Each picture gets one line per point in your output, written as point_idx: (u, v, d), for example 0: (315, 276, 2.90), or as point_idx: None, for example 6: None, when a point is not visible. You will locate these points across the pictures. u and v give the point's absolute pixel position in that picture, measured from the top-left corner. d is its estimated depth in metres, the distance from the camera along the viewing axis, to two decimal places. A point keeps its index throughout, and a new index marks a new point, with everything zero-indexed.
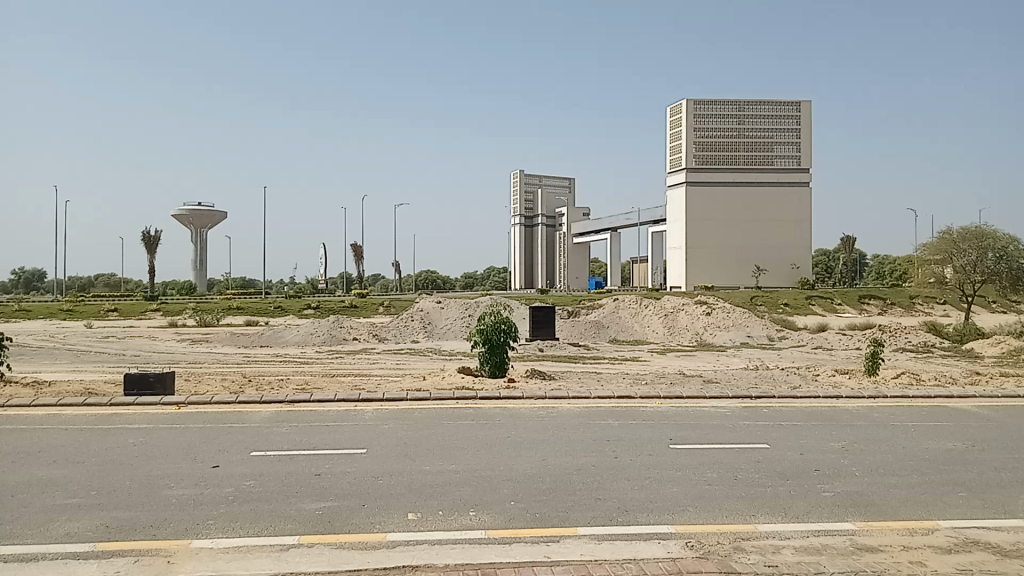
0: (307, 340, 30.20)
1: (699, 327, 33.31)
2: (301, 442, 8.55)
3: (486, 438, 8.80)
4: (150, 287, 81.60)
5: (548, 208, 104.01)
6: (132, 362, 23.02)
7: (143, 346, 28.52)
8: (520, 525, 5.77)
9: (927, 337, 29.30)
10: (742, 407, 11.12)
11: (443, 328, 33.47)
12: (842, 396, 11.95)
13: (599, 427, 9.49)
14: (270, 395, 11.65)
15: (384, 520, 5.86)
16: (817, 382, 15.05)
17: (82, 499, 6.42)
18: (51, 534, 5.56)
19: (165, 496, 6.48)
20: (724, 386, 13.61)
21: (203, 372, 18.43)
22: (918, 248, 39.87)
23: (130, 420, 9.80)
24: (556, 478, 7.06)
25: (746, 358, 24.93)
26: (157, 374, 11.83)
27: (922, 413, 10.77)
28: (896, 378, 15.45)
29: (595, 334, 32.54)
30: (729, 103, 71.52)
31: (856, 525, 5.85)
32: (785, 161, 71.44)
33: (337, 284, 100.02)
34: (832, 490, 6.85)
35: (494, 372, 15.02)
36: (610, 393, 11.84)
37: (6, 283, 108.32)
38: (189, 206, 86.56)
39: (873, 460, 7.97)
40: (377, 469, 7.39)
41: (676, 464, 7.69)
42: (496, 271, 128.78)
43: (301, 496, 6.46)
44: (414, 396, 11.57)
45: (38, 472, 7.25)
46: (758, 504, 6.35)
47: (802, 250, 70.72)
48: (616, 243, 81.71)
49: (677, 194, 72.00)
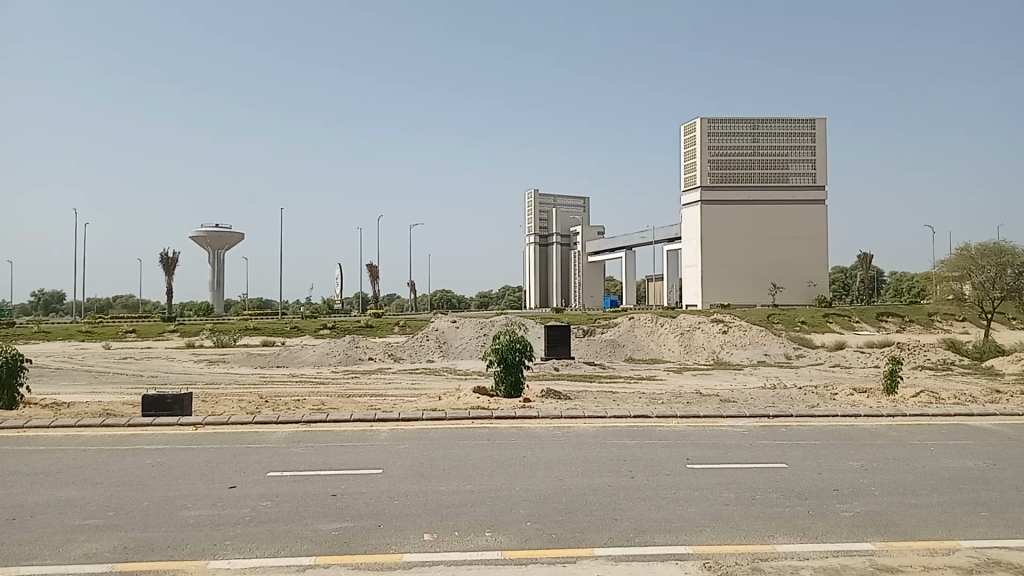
0: (323, 360, 30.31)
1: (716, 346, 33.20)
2: (316, 462, 8.57)
3: (501, 458, 8.82)
4: (167, 309, 82.08)
5: (563, 227, 104.12)
6: (150, 383, 23.16)
7: (161, 367, 28.72)
8: (536, 545, 5.75)
9: (947, 355, 29.08)
10: (760, 426, 11.05)
11: (458, 347, 33.52)
12: (861, 414, 11.86)
13: (615, 446, 9.45)
14: (286, 416, 11.68)
15: (399, 541, 5.86)
16: (835, 400, 14.94)
17: (100, 519, 6.45)
18: (68, 554, 5.59)
19: (182, 517, 6.51)
20: (741, 405, 13.57)
21: (219, 393, 18.56)
22: (936, 265, 39.63)
23: (146, 441, 9.85)
24: (573, 498, 7.04)
25: (764, 377, 24.81)
26: (174, 396, 11.90)
27: (942, 432, 10.66)
28: (915, 396, 15.32)
29: (611, 353, 32.47)
30: (743, 121, 71.70)
31: (876, 545, 5.78)
32: (801, 178, 71.32)
33: (353, 304, 100.25)
34: (851, 509, 6.79)
35: (509, 392, 14.99)
36: (627, 413, 11.79)
37: (26, 306, 109.53)
38: (206, 227, 87.22)
39: (892, 479, 7.89)
40: (393, 489, 7.39)
41: (693, 483, 7.64)
42: (511, 290, 128.94)
43: (318, 517, 6.48)
44: (430, 416, 11.58)
45: (57, 493, 7.30)
46: (777, 524, 6.31)
47: (819, 268, 70.35)
48: (631, 262, 81.59)
49: (692, 213, 71.94)
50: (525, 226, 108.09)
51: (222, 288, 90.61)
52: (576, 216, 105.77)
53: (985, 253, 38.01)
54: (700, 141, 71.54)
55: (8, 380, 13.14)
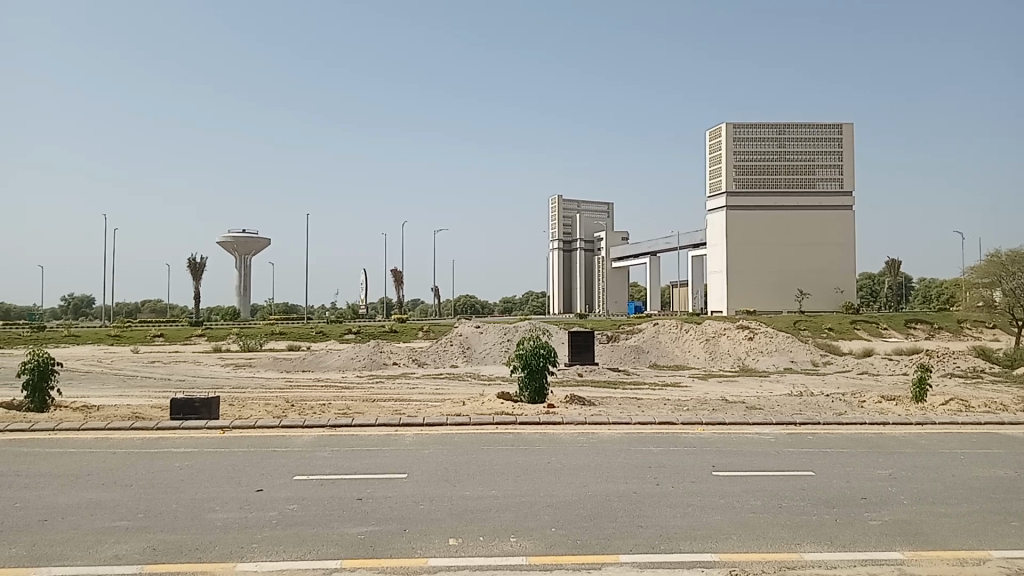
0: (348, 365, 30.50)
1: (742, 352, 32.92)
2: (341, 466, 8.64)
3: (526, 463, 8.83)
4: (195, 313, 83.03)
5: (587, 232, 104.12)
6: (178, 387, 23.41)
7: (187, 370, 29.06)
8: (562, 551, 5.76)
9: (977, 362, 28.74)
10: (786, 433, 10.98)
11: (482, 352, 33.57)
12: (890, 422, 11.76)
13: (639, 453, 9.45)
14: (312, 420, 11.79)
15: (425, 545, 5.88)
16: (863, 408, 14.82)
17: (130, 521, 6.54)
18: (100, 555, 5.68)
19: (210, 519, 6.58)
20: (768, 412, 13.50)
21: (247, 397, 18.69)
22: (965, 271, 39.21)
23: (175, 444, 9.99)
24: (598, 505, 7.02)
25: (790, 384, 24.59)
26: (202, 399, 12.03)
27: (973, 441, 10.50)
28: (944, 404, 15.18)
29: (635, 359, 32.34)
30: (769, 126, 71.42)
31: (905, 555, 5.73)
32: (828, 183, 70.78)
33: (377, 309, 100.72)
34: (880, 518, 6.74)
35: (533, 397, 14.98)
36: (651, 419, 11.74)
37: (57, 310, 111.57)
38: (233, 233, 88.13)
39: (921, 488, 7.82)
40: (417, 494, 7.42)
41: (720, 491, 7.60)
42: (535, 295, 128.97)
43: (344, 520, 6.52)
44: (454, 421, 11.64)
45: (85, 494, 7.40)
46: (804, 532, 6.27)
47: (846, 274, 69.68)
48: (655, 267, 81.28)
49: (717, 218, 71.59)
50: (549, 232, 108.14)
51: (249, 292, 91.37)
52: (600, 222, 105.74)
53: (1016, 259, 37.53)
54: (725, 146, 71.19)
55: (39, 383, 13.31)
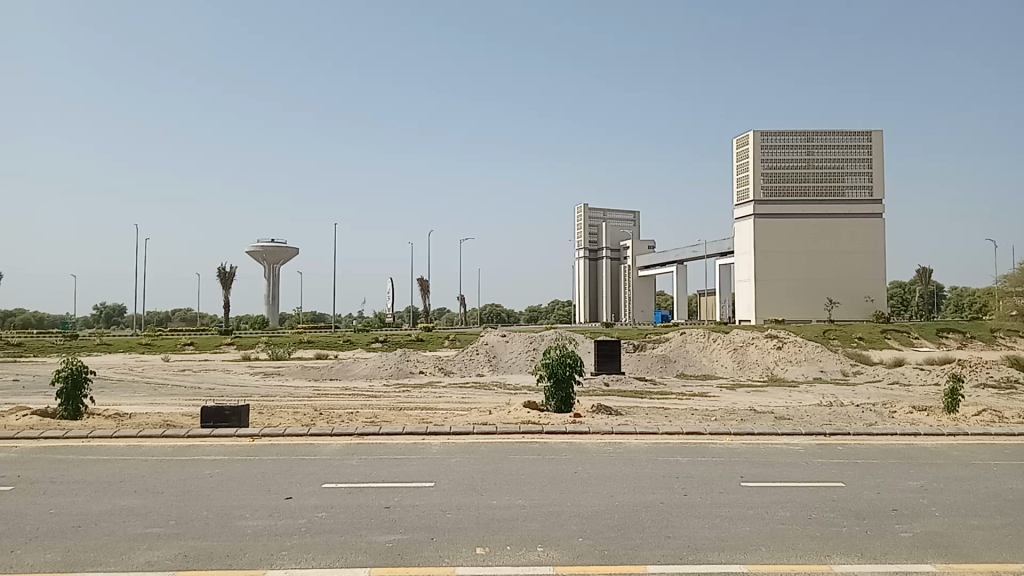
0: (375, 373, 30.71)
1: (770, 362, 32.65)
2: (369, 475, 8.70)
3: (553, 473, 8.83)
4: (224, 321, 83.83)
5: (613, 241, 103.86)
6: (207, 395, 23.62)
7: (218, 379, 29.35)
8: (590, 561, 5.76)
9: (1010, 373, 28.27)
10: (816, 444, 10.87)
11: (508, 361, 33.61)
12: (921, 433, 11.58)
13: (666, 463, 9.43)
14: (341, 428, 11.85)
15: (453, 553, 5.92)
16: (894, 419, 14.58)
17: (162, 528, 6.63)
18: (132, 561, 5.76)
19: (240, 527, 6.66)
20: (797, 423, 13.28)
21: (275, 405, 18.71)
22: (998, 279, 38.73)
23: (206, 451, 10.11)
24: (625, 515, 7.01)
25: (820, 394, 24.26)
26: (233, 407, 12.13)
27: (1005, 452, 10.34)
28: (977, 415, 14.96)
29: (662, 368, 32.18)
30: (797, 133, 71.08)
31: (936, 567, 5.67)
32: (858, 192, 69.93)
33: (404, 318, 101.12)
34: (911, 529, 6.67)
35: (560, 407, 14.96)
36: (680, 429, 11.67)
37: (90, 318, 113.35)
38: (262, 242, 89.10)
39: (953, 500, 7.72)
40: (445, 503, 7.45)
41: (749, 502, 7.56)
42: (561, 304, 129.04)
43: (372, 528, 6.57)
44: (481, 430, 11.64)
45: (119, 502, 7.52)
46: (834, 543, 6.24)
47: (876, 282, 68.86)
48: (682, 276, 80.91)
49: (745, 226, 71.13)
50: (575, 240, 108.28)
51: (277, 301, 92.23)
52: (626, 231, 105.58)
53: None
54: (752, 154, 70.79)
55: (73, 391, 13.53)
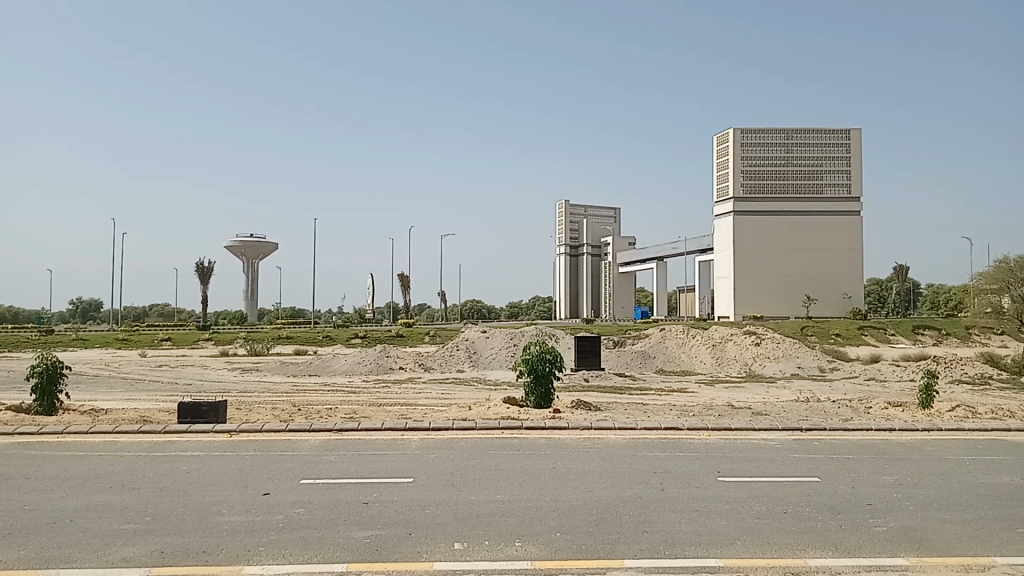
0: (355, 369, 30.60)
1: (748, 358, 32.87)
2: (348, 471, 8.67)
3: (531, 468, 8.86)
4: (202, 317, 83.26)
5: (594, 237, 103.92)
6: (185, 391, 23.42)
7: (196, 375, 29.08)
8: (567, 556, 5.78)
9: (984, 369, 28.59)
10: (792, 439, 10.96)
11: (488, 357, 33.61)
12: (895, 428, 11.71)
13: (644, 458, 9.49)
14: (319, 424, 11.79)
15: (431, 549, 5.91)
16: (868, 415, 14.72)
17: (138, 524, 6.57)
18: (108, 558, 5.71)
19: (217, 523, 6.61)
20: (773, 418, 13.37)
21: (254, 402, 18.56)
22: (974, 278, 39.14)
23: (183, 448, 10.03)
24: (603, 511, 7.03)
25: (797, 390, 24.41)
26: (210, 403, 12.05)
27: (978, 447, 10.47)
28: (951, 410, 15.14)
29: (641, 364, 32.30)
30: (777, 132, 71.60)
31: (909, 561, 5.73)
32: (836, 190, 70.51)
33: (385, 314, 100.90)
34: (885, 524, 6.73)
35: (539, 402, 14.97)
36: (658, 425, 11.73)
37: (66, 313, 111.99)
38: (241, 237, 88.49)
39: (927, 494, 7.82)
40: (424, 498, 7.44)
41: (725, 496, 7.61)
42: (542, 301, 129.20)
43: (350, 525, 6.54)
44: (460, 426, 11.63)
45: (95, 498, 7.45)
46: (809, 537, 6.30)
47: (853, 279, 69.46)
48: (662, 273, 81.21)
49: (724, 224, 71.54)
50: (556, 236, 108.29)
51: (256, 297, 91.63)
52: (607, 227, 105.71)
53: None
54: (732, 152, 71.22)
55: (48, 387, 13.37)
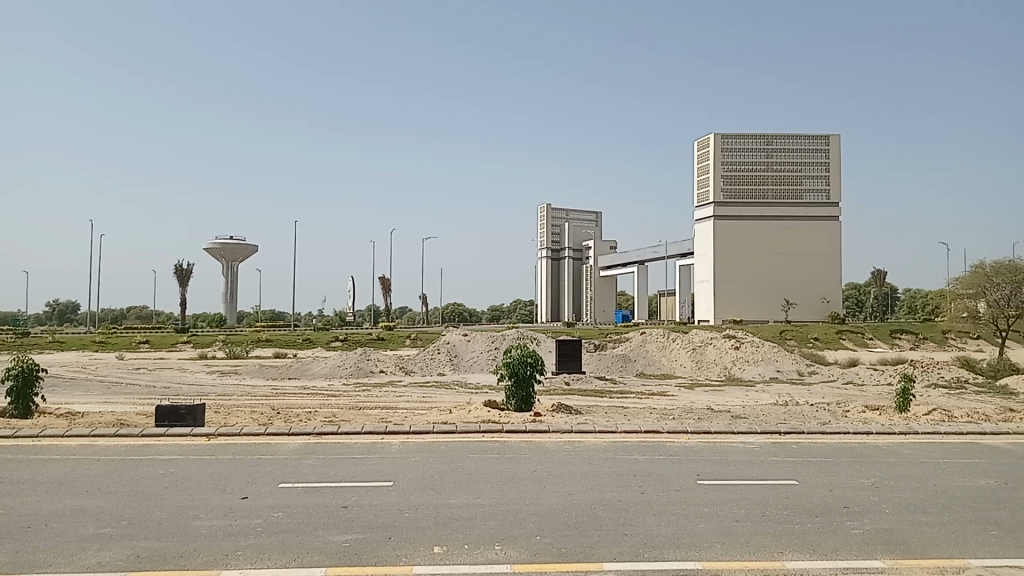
0: (335, 372, 30.46)
1: (728, 361, 33.04)
2: (327, 475, 8.62)
3: (511, 472, 8.86)
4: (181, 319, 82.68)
5: (575, 241, 104.08)
6: (163, 394, 23.22)
7: (174, 378, 28.82)
8: (546, 559, 5.78)
9: (960, 373, 28.89)
10: (771, 443, 11.02)
11: (469, 361, 33.56)
12: (873, 432, 11.80)
13: (624, 461, 9.51)
14: (298, 427, 11.73)
15: (410, 553, 5.89)
16: (846, 419, 14.82)
17: (114, 528, 6.51)
18: (83, 563, 5.65)
19: (194, 527, 6.56)
20: (752, 422, 13.45)
21: (232, 405, 18.42)
22: (950, 283, 39.56)
23: (160, 451, 9.94)
24: (582, 514, 7.04)
25: (776, 394, 24.53)
26: (188, 406, 11.96)
27: (953, 450, 10.58)
28: (929, 414, 15.27)
29: (621, 368, 32.38)
30: (757, 137, 72.06)
31: (886, 563, 5.78)
32: (815, 195, 71.09)
33: (365, 317, 100.51)
34: (862, 527, 6.78)
35: (519, 406, 14.98)
36: (638, 428, 11.75)
37: (42, 315, 110.79)
38: (221, 239, 87.95)
39: (902, 496, 7.90)
40: (403, 502, 7.43)
41: (704, 499, 7.65)
42: (523, 304, 129.21)
43: (329, 528, 6.51)
44: (440, 429, 11.61)
45: (69, 501, 7.37)
46: (787, 540, 6.34)
47: (832, 284, 70.02)
48: (643, 277, 81.46)
49: (705, 228, 71.92)
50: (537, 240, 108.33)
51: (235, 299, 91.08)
52: (588, 231, 105.91)
53: (999, 271, 38.05)
54: (713, 156, 71.63)
55: (23, 390, 13.21)
